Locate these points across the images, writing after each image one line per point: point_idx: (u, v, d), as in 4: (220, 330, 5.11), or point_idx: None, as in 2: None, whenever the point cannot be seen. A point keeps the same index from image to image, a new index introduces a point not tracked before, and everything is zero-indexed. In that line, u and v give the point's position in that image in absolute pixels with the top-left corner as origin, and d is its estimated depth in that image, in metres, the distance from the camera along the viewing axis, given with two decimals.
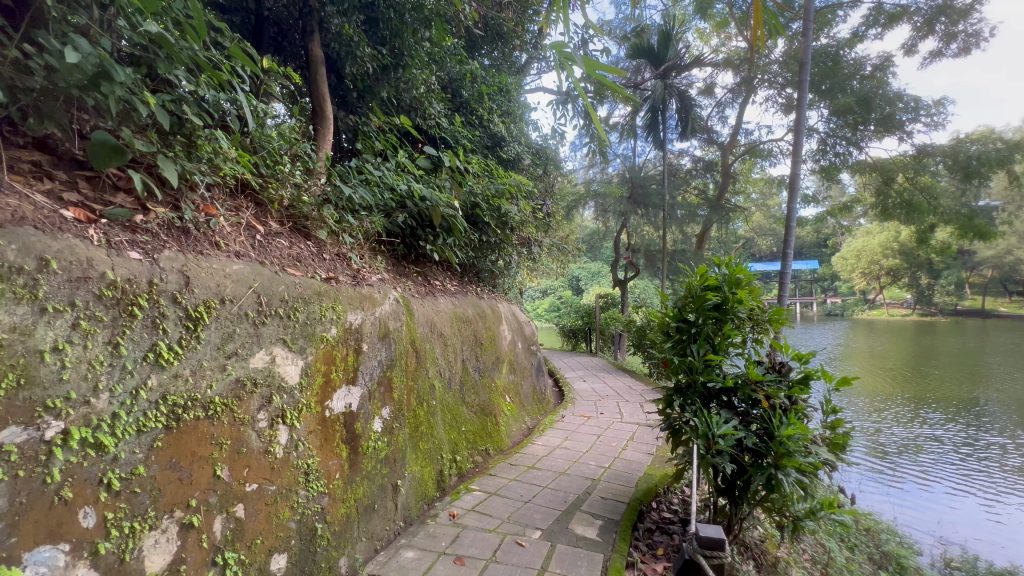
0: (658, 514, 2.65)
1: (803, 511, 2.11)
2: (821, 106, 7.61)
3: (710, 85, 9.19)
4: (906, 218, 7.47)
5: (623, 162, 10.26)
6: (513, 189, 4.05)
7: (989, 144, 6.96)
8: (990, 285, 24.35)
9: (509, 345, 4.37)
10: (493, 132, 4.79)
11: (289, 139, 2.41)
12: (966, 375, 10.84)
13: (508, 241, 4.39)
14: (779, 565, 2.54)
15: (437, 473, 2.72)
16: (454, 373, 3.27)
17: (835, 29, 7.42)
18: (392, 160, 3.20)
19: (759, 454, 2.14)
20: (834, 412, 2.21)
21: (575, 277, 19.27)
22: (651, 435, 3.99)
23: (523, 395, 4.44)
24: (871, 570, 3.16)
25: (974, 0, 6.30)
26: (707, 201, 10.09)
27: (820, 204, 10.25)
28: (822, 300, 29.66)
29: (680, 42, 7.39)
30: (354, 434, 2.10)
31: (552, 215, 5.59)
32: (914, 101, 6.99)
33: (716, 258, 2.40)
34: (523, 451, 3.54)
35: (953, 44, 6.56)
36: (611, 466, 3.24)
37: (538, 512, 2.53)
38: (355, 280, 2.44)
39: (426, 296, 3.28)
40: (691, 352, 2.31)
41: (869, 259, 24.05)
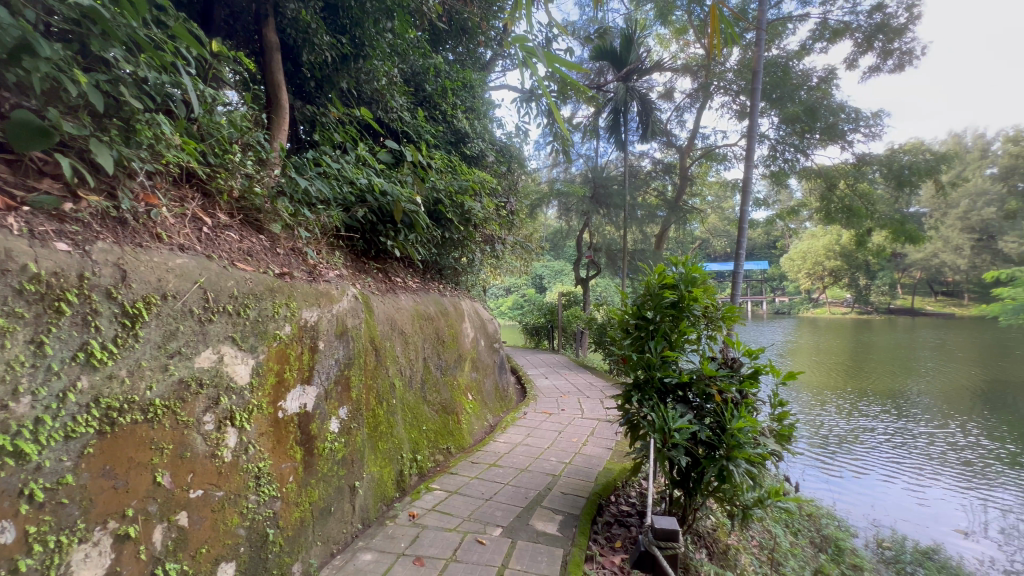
0: (616, 507, 2.71)
1: (752, 501, 2.20)
2: (771, 115, 7.96)
3: (669, 89, 9.44)
4: (847, 223, 7.95)
5: (587, 162, 10.38)
6: (477, 185, 4.03)
7: (919, 155, 7.50)
8: (919, 285, 26.33)
9: (472, 343, 4.35)
10: (457, 128, 4.72)
11: (241, 127, 2.31)
12: (898, 370, 11.66)
13: (472, 238, 4.36)
14: (729, 553, 2.64)
15: (397, 473, 2.67)
16: (415, 372, 3.22)
17: (785, 41, 7.80)
18: (351, 153, 3.11)
19: (712, 446, 2.22)
20: (781, 405, 2.31)
21: (538, 276, 19.41)
22: (611, 431, 4.08)
23: (486, 393, 4.43)
24: (812, 553, 3.34)
25: (908, 20, 6.77)
26: (666, 202, 10.38)
27: (770, 208, 10.74)
28: (770, 299, 31.19)
29: (642, 46, 7.56)
30: (309, 435, 2.03)
31: (515, 212, 5.60)
32: (854, 112, 7.44)
33: (673, 257, 2.47)
34: (485, 449, 3.54)
35: (889, 60, 7.03)
36: (571, 461, 3.28)
37: (498, 509, 2.53)
38: (311, 276, 2.36)
39: (387, 293, 3.22)
40: (649, 348, 2.38)
41: (814, 260, 25.48)
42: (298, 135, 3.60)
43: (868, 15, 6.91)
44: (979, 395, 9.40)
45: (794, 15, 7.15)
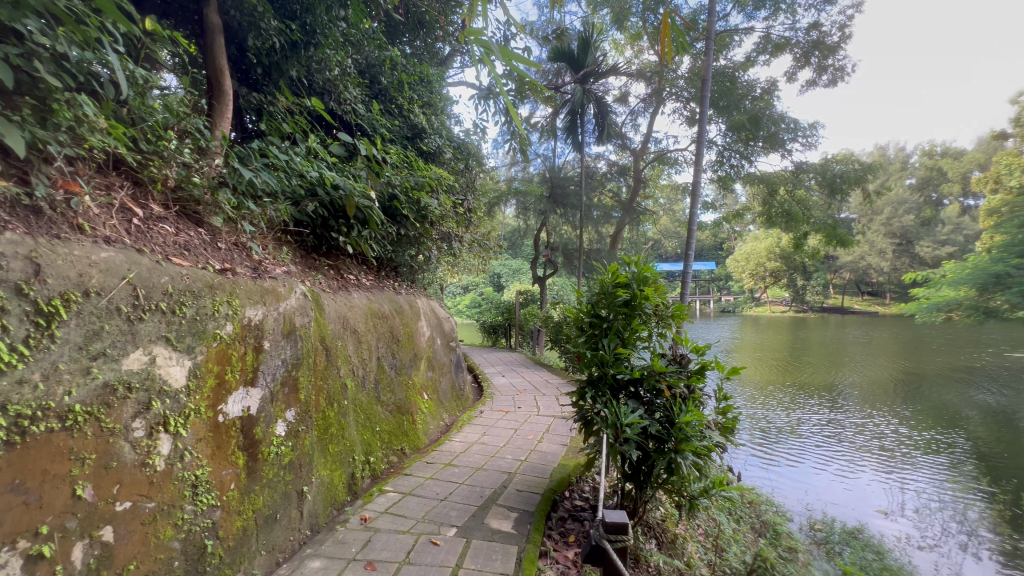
0: (570, 502, 2.75)
1: (699, 491, 2.29)
2: (719, 122, 8.33)
3: (624, 93, 9.68)
4: (786, 226, 8.46)
5: (544, 162, 10.45)
6: (434, 182, 3.97)
7: (849, 165, 8.08)
8: (848, 285, 28.45)
9: (427, 342, 4.29)
10: (413, 123, 4.62)
11: (179, 112, 2.15)
12: (830, 364, 12.56)
13: (428, 235, 4.29)
14: (677, 542, 2.75)
15: (349, 476, 2.59)
16: (369, 371, 3.14)
17: (731, 52, 8.18)
18: (301, 144, 2.98)
19: (662, 440, 2.30)
20: (725, 398, 2.42)
21: (496, 274, 19.43)
22: (566, 427, 4.14)
23: (441, 392, 4.38)
24: (752, 538, 3.53)
25: (841, 39, 7.27)
26: (621, 203, 10.64)
27: (717, 211, 11.26)
28: (717, 298, 32.75)
29: (598, 49, 7.70)
30: (253, 439, 1.93)
31: (473, 210, 5.56)
32: (793, 122, 7.90)
33: (627, 257, 2.53)
34: (440, 449, 3.49)
35: (824, 76, 7.54)
36: (526, 458, 3.31)
37: (454, 509, 2.51)
38: (256, 272, 2.25)
39: (339, 291, 3.11)
40: (603, 345, 2.43)
41: (756, 262, 26.99)
42: (245, 125, 3.42)
43: (806, 32, 7.36)
44: (898, 386, 10.28)
45: (740, 28, 7.51)
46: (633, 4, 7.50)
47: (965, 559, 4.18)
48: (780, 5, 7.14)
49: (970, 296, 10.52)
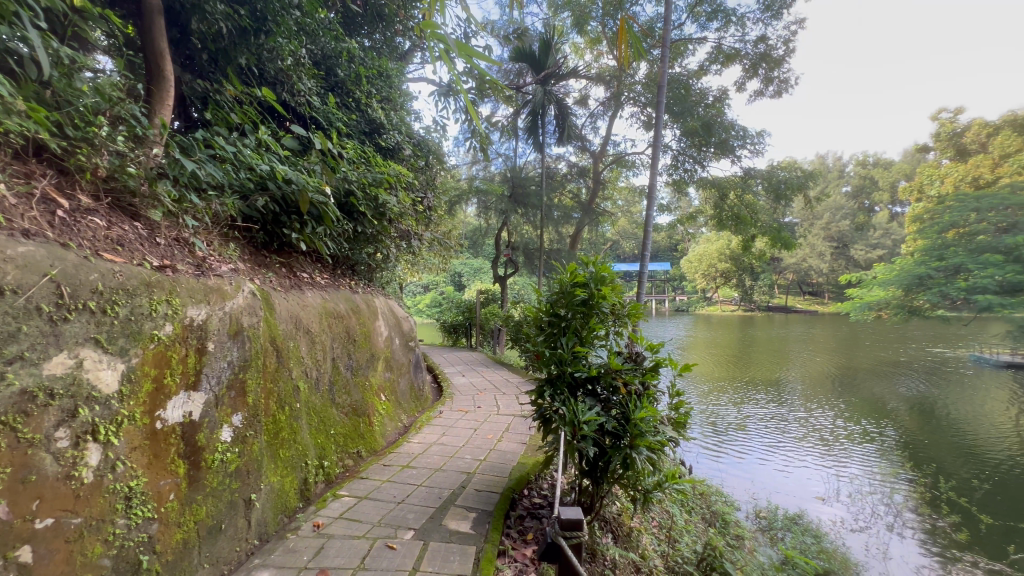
0: (528, 500, 2.76)
1: (652, 485, 2.36)
2: (673, 127, 8.60)
3: (585, 96, 9.84)
4: (735, 229, 8.87)
5: (505, 162, 10.47)
6: (393, 179, 3.88)
7: (793, 172, 8.55)
8: (791, 285, 30.14)
9: (385, 343, 4.20)
10: (371, 118, 4.50)
11: (111, 97, 1.98)
12: (776, 360, 13.27)
13: (386, 233, 4.21)
14: (632, 535, 2.83)
15: (302, 481, 2.50)
16: (323, 373, 3.04)
17: (685, 60, 8.47)
18: (249, 135, 2.84)
19: (617, 436, 2.35)
20: (678, 394, 2.50)
21: (457, 273, 19.31)
22: (525, 426, 4.16)
23: (400, 393, 4.30)
24: (702, 528, 3.67)
25: (785, 53, 7.69)
26: (580, 204, 10.81)
27: (672, 213, 11.64)
28: (672, 297, 33.94)
29: (559, 51, 7.79)
30: (195, 446, 1.82)
31: (433, 208, 5.49)
32: (742, 130, 8.28)
33: (585, 257, 2.57)
34: (398, 451, 3.43)
35: (770, 87, 7.95)
36: (486, 458, 3.30)
37: (411, 512, 2.47)
38: (199, 269, 2.13)
39: (291, 290, 3.00)
40: (561, 344, 2.46)
41: (708, 263, 28.16)
42: (189, 113, 3.22)
43: (754, 44, 7.74)
44: (836, 380, 10.99)
45: (694, 37, 7.80)
46: (593, 10, 7.65)
47: (891, 538, 4.53)
48: (731, 17, 7.46)
49: (898, 296, 11.38)
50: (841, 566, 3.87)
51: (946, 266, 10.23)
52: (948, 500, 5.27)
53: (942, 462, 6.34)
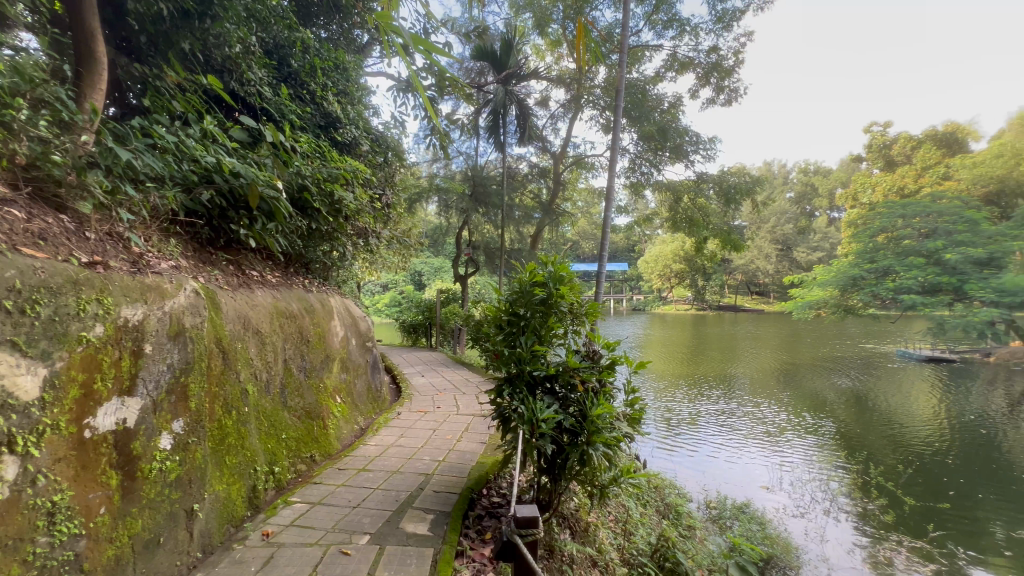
0: (488, 499, 2.75)
1: (609, 480, 2.42)
2: (631, 132, 8.85)
3: (545, 97, 9.91)
4: (689, 231, 9.28)
5: (466, 161, 10.41)
6: (349, 175, 3.77)
7: (742, 177, 8.89)
8: (740, 286, 31.60)
9: (341, 343, 4.07)
10: (327, 111, 4.36)
11: (33, 77, 1.82)
12: (726, 357, 13.89)
13: (342, 230, 4.09)
14: (589, 529, 2.88)
15: (250, 489, 2.39)
16: (274, 376, 2.92)
17: (643, 66, 8.70)
18: (193, 125, 2.68)
19: (575, 433, 2.39)
20: (634, 391, 2.57)
21: (417, 272, 19.00)
22: (485, 425, 4.15)
23: (356, 395, 4.18)
24: (657, 520, 3.76)
25: (735, 64, 8.06)
26: (541, 204, 10.90)
27: (630, 214, 11.96)
28: (629, 296, 34.81)
29: (521, 52, 7.82)
30: (129, 456, 1.70)
31: (392, 205, 5.38)
32: (696, 136, 8.57)
33: (544, 256, 2.58)
34: (354, 454, 3.34)
35: (721, 95, 8.30)
36: (445, 459, 3.27)
37: (367, 516, 2.41)
38: (135, 267, 1.99)
39: (239, 288, 2.86)
40: (520, 343, 2.47)
41: (663, 263, 29.11)
42: (126, 99, 2.99)
43: (707, 54, 8.07)
44: (780, 376, 11.62)
45: (650, 44, 8.02)
46: (553, 12, 7.74)
47: (827, 522, 4.84)
48: (685, 27, 7.73)
49: (835, 296, 12.22)
50: (784, 551, 4.10)
51: (876, 268, 11.10)
52: (877, 485, 5.71)
53: (872, 449, 6.86)
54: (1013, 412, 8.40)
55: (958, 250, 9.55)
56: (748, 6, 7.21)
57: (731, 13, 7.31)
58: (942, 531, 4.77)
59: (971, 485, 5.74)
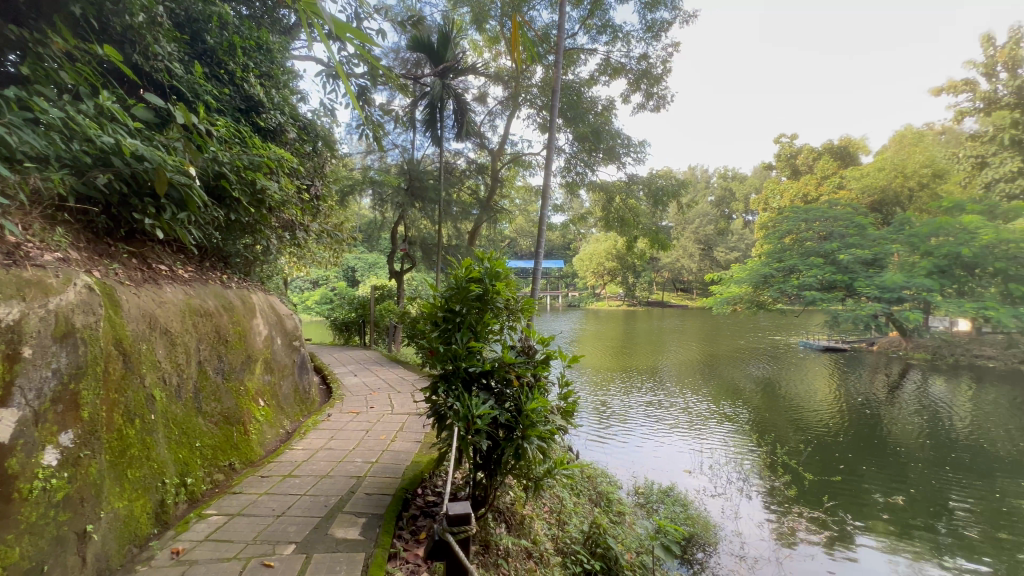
0: (422, 499, 2.70)
1: (543, 472, 2.47)
2: (566, 132, 9.03)
3: (483, 93, 9.85)
4: (620, 230, 9.75)
5: (403, 154, 10.15)
6: (273, 163, 3.53)
7: (669, 180, 9.33)
8: (666, 283, 33.47)
9: (265, 343, 3.81)
10: (248, 94, 4.06)
11: None
12: (653, 351, 14.63)
13: (265, 221, 3.83)
14: (525, 522, 2.92)
15: (157, 504, 2.17)
16: (186, 379, 2.68)
17: (578, 69, 8.90)
18: (86, 100, 2.37)
19: (510, 428, 2.41)
20: (568, 384, 2.63)
21: (350, 268, 18.23)
22: (420, 424, 4.06)
23: (281, 398, 3.93)
24: (590, 508, 3.90)
25: (663, 73, 8.50)
26: (479, 201, 10.82)
27: (566, 212, 12.18)
28: (565, 293, 35.70)
29: (458, 46, 7.71)
30: (4, 475, 1.48)
31: (322, 197, 5.10)
32: (627, 139, 8.92)
33: (480, 252, 2.56)
34: (278, 460, 3.16)
35: (650, 101, 8.70)
36: (377, 460, 3.17)
37: (292, 524, 2.28)
38: (10, 259, 1.75)
39: (144, 284, 2.60)
40: (456, 340, 2.44)
41: (597, 261, 30.16)
42: None
43: (637, 61, 8.42)
44: (701, 367, 12.44)
45: (585, 48, 8.22)
46: (491, 8, 7.75)
47: (741, 500, 5.27)
48: (618, 33, 8.01)
49: (749, 292, 13.18)
50: (703, 529, 4.40)
51: (784, 267, 12.20)
52: (782, 463, 6.31)
53: (779, 432, 7.58)
54: (892, 394, 9.61)
55: (849, 251, 10.98)
56: (675, 17, 7.59)
57: (659, 23, 7.66)
58: (835, 501, 5.36)
59: (857, 459, 6.51)
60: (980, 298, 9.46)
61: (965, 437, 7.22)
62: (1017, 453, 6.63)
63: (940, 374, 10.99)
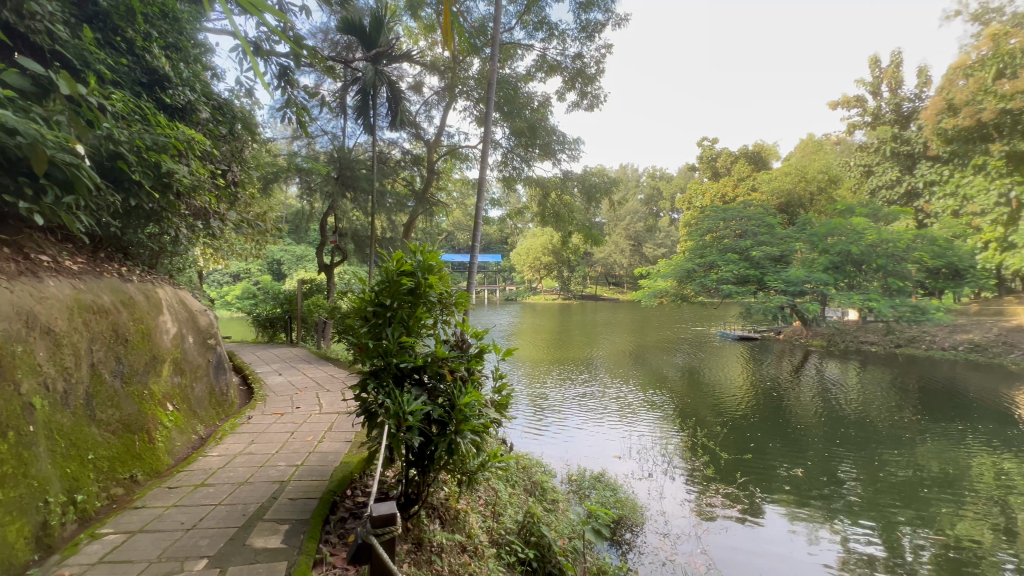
0: (351, 500, 2.59)
1: (477, 466, 2.46)
2: (503, 126, 9.02)
3: (418, 82, 9.59)
4: (555, 225, 9.93)
5: (332, 141, 9.67)
6: (182, 144, 3.21)
7: (602, 177, 9.62)
8: (599, 277, 34.69)
9: (173, 341, 3.47)
10: (151, 66, 3.67)
11: None
12: (586, 342, 15.11)
13: (173, 208, 3.49)
14: (459, 516, 2.90)
15: (37, 528, 1.91)
16: (75, 385, 2.39)
17: (515, 63, 8.91)
18: None
19: (444, 424, 2.38)
20: (502, 378, 2.63)
21: (275, 260, 17.14)
22: (350, 424, 3.91)
23: (193, 401, 3.61)
24: (525, 498, 3.95)
25: (597, 73, 8.74)
26: (414, 193, 10.50)
27: (503, 207, 12.22)
28: (502, 287, 35.91)
29: (392, 32, 7.42)
30: None
31: (240, 183, 4.73)
32: (562, 137, 9.08)
33: (412, 245, 2.49)
34: (190, 468, 2.90)
35: (585, 100, 8.92)
36: (303, 462, 3.01)
37: (204, 537, 2.11)
38: None
39: (20, 277, 2.27)
40: (386, 335, 2.36)
41: (534, 256, 30.60)
42: None
43: (572, 60, 8.58)
44: (631, 357, 13.04)
45: (522, 44, 8.23)
46: None
47: (665, 481, 5.61)
48: (554, 30, 8.11)
49: (673, 287, 13.84)
50: (631, 510, 4.63)
51: (704, 262, 12.94)
52: (702, 445, 6.79)
53: (700, 416, 8.14)
54: (795, 377, 10.65)
55: (761, 249, 12.00)
56: (608, 19, 7.81)
57: (593, 24, 7.85)
58: (746, 476, 5.87)
59: (766, 438, 7.15)
60: (865, 291, 10.72)
61: (852, 414, 8.17)
62: (892, 426, 7.59)
63: (834, 359, 12.33)
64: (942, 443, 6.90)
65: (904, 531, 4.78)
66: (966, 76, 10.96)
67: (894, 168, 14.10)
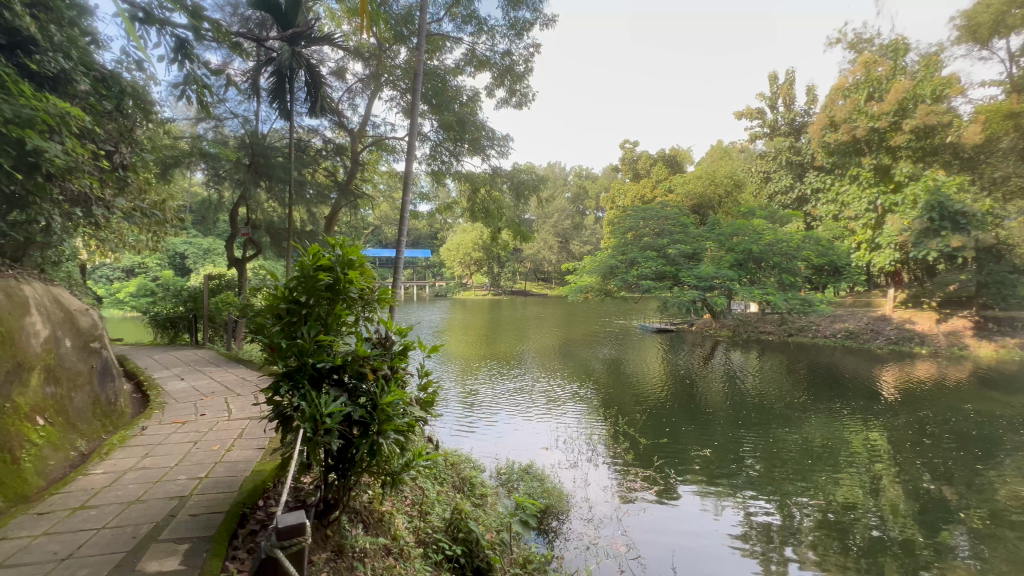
0: (264, 511, 2.41)
1: (400, 466, 2.39)
2: (431, 118, 8.82)
3: (340, 68, 9.10)
4: (485, 221, 9.90)
5: (244, 125, 8.91)
6: (52, 118, 2.76)
7: (530, 174, 9.75)
8: (529, 273, 35.24)
9: (46, 346, 3.02)
10: (12, 27, 3.14)
11: None
12: (516, 337, 15.28)
13: (43, 192, 3.03)
14: (384, 519, 2.81)
15: None
16: None
17: (444, 55, 8.75)
18: None
19: (365, 425, 2.27)
20: (427, 375, 2.57)
21: (177, 254, 15.53)
22: (263, 429, 3.64)
23: (72, 413, 3.17)
24: (453, 495, 3.91)
25: (525, 72, 8.82)
26: (336, 184, 9.96)
27: (432, 201, 11.96)
28: (431, 283, 35.33)
29: (310, 12, 6.96)
30: None
31: (130, 166, 4.19)
32: (492, 133, 9.07)
33: (330, 238, 2.35)
34: (68, 489, 2.55)
35: (514, 98, 8.97)
36: (208, 474, 2.75)
37: (83, 567, 1.86)
38: None
39: None
40: (302, 334, 2.22)
41: (464, 251, 30.43)
42: None
43: (501, 56, 8.59)
44: (559, 351, 13.39)
45: (450, 36, 8.10)
46: None
47: (590, 469, 5.84)
48: (483, 26, 8.05)
49: (597, 283, 14.32)
50: (558, 499, 4.78)
51: (626, 259, 13.52)
52: (623, 432, 7.16)
53: (622, 405, 8.57)
54: (706, 366, 11.55)
55: (677, 246, 12.86)
56: (536, 19, 7.91)
57: (522, 23, 7.92)
58: (662, 459, 6.29)
59: (680, 422, 7.69)
60: (764, 286, 11.86)
61: (753, 398, 9.02)
62: (785, 407, 8.50)
63: (739, 348, 13.52)
64: (823, 420, 7.83)
65: (795, 500, 5.34)
66: (844, 96, 12.49)
67: (788, 175, 15.69)
